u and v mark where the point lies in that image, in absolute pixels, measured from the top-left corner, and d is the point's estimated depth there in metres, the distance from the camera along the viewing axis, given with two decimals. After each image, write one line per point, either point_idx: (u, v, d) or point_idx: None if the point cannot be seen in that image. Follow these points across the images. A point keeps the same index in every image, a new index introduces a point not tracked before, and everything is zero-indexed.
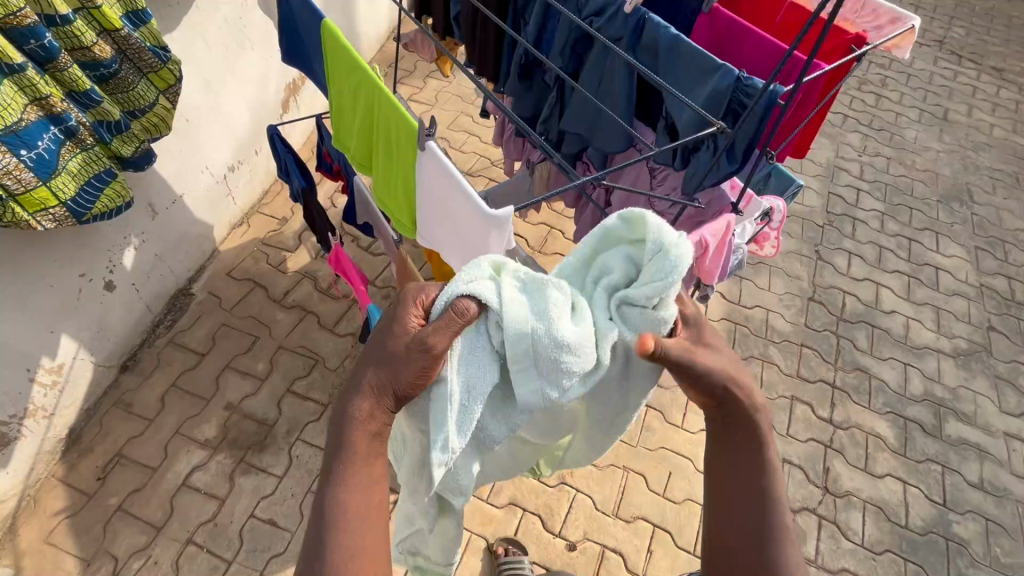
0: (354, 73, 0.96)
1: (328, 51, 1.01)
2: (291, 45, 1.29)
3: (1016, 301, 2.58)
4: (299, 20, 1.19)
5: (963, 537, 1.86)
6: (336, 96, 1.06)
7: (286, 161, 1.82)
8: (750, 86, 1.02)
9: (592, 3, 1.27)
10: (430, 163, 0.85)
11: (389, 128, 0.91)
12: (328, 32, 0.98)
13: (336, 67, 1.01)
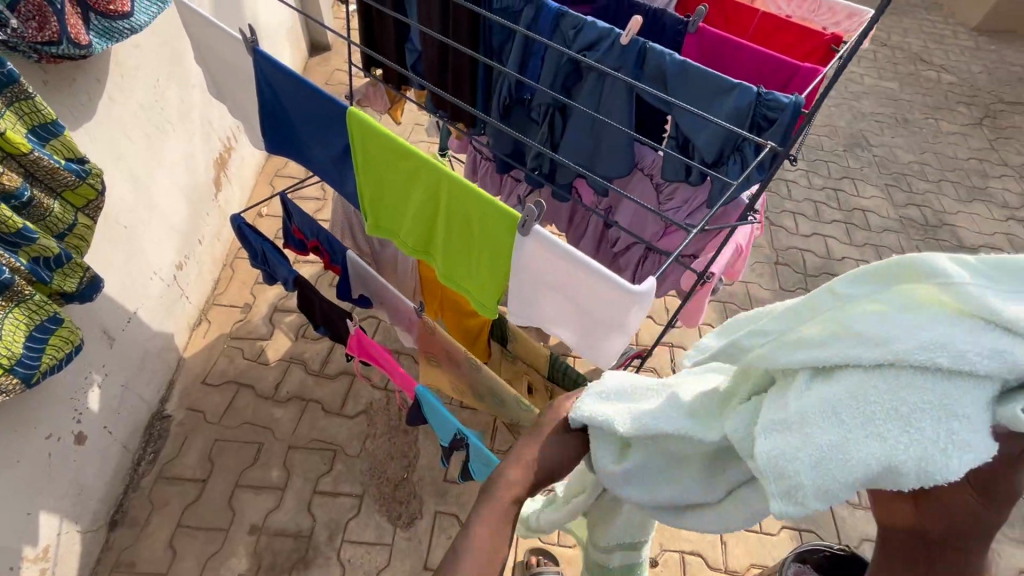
0: (404, 159, 0.89)
1: (360, 141, 0.93)
2: (277, 132, 1.15)
3: (930, 225, 2.95)
4: (287, 102, 1.06)
5: None
6: (374, 183, 0.98)
7: (263, 253, 1.65)
8: (773, 100, 1.08)
9: (581, 38, 1.27)
10: (538, 248, 0.80)
11: (465, 212, 0.87)
12: (360, 123, 0.91)
13: (373, 155, 0.94)
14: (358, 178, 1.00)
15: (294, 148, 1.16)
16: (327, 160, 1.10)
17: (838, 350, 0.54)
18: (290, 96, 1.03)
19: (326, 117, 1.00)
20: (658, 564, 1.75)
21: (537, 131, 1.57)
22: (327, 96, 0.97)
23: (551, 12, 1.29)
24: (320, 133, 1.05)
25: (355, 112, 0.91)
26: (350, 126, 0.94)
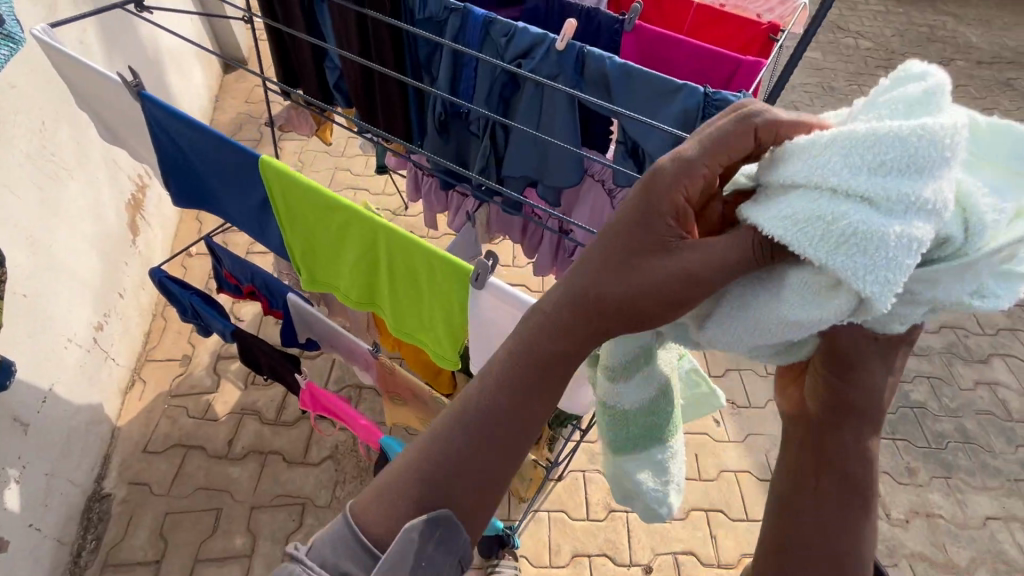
0: (332, 210, 0.79)
1: (281, 194, 0.82)
2: (187, 186, 1.01)
3: None
4: (190, 151, 0.92)
5: (921, 400, 2.16)
6: (302, 237, 0.87)
7: (194, 307, 1.49)
8: (720, 100, 1.03)
9: (514, 46, 1.18)
10: (495, 302, 0.72)
11: (408, 264, 0.77)
12: (279, 175, 0.80)
13: (296, 208, 0.82)
14: (283, 232, 0.89)
15: (207, 199, 1.02)
16: (244, 212, 0.96)
17: (877, 215, 0.47)
18: (193, 146, 0.90)
19: (238, 167, 0.88)
20: (652, 570, 1.72)
21: (478, 145, 1.47)
22: (237, 143, 0.85)
23: (478, 20, 1.19)
24: (233, 184, 0.92)
25: (269, 162, 0.80)
26: (265, 178, 0.82)
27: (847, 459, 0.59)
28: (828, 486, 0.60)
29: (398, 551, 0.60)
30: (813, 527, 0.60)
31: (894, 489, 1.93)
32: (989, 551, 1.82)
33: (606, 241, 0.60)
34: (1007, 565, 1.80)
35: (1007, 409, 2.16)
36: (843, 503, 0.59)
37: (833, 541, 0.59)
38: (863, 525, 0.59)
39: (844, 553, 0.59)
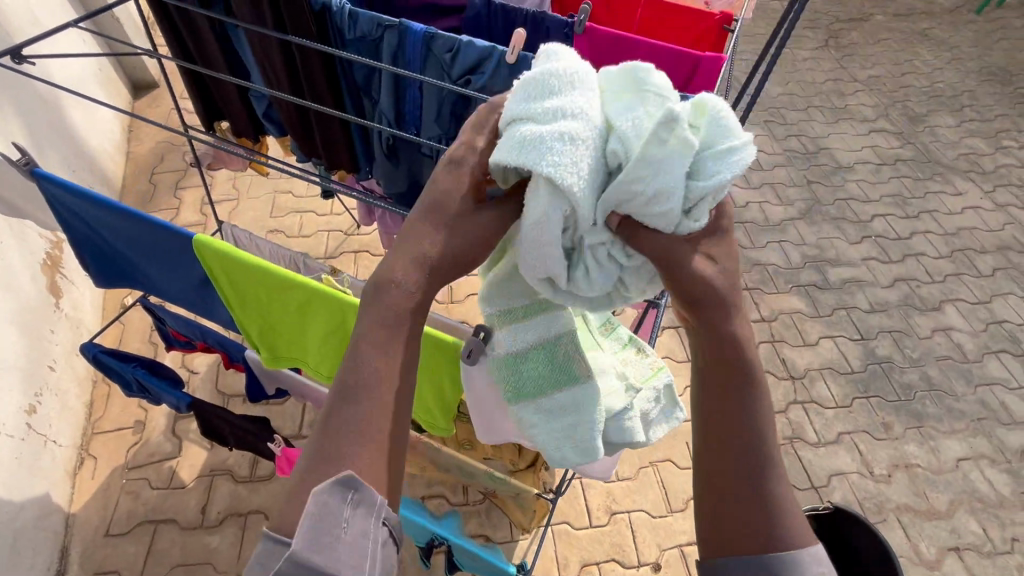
0: (284, 292, 0.70)
1: (222, 273, 0.72)
2: (105, 267, 0.88)
3: (812, 151, 3.09)
4: (106, 226, 0.79)
5: (886, 355, 2.25)
6: (252, 315, 0.78)
7: (139, 381, 1.35)
8: None
9: (460, 63, 1.10)
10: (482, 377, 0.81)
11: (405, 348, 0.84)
12: (215, 254, 0.69)
13: (243, 288, 0.73)
14: (229, 309, 0.79)
15: (133, 274, 0.89)
16: (182, 287, 0.84)
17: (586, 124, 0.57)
18: (110, 228, 0.78)
19: (167, 247, 0.76)
20: (661, 567, 1.72)
21: (432, 166, 1.38)
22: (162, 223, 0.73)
23: (418, 36, 1.09)
24: (164, 261, 0.80)
25: (206, 241, 0.70)
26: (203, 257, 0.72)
27: (724, 358, 0.61)
28: (716, 394, 0.62)
29: (315, 517, 0.50)
30: (717, 439, 0.61)
31: (873, 445, 2.01)
32: (964, 490, 1.92)
33: (416, 230, 0.62)
34: (981, 501, 1.91)
35: (962, 352, 2.29)
36: (733, 397, 0.61)
37: (744, 447, 0.60)
38: (761, 424, 0.61)
39: (751, 452, 0.60)
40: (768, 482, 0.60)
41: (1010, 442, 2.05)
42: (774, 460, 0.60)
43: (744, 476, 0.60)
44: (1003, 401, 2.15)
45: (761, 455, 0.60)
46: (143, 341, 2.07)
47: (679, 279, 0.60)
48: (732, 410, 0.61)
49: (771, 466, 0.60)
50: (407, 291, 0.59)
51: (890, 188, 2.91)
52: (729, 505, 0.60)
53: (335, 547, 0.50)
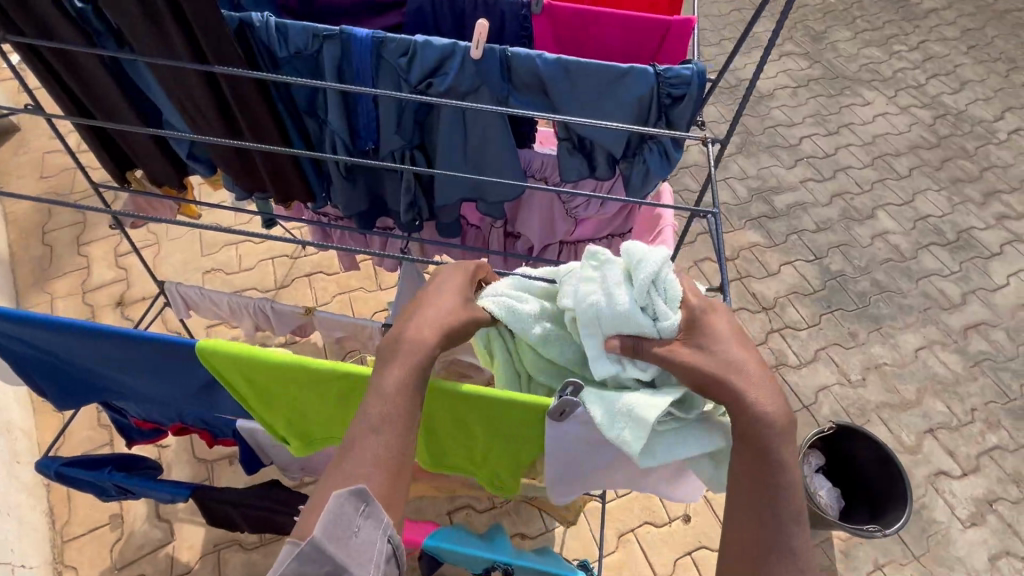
0: (305, 383, 0.69)
1: (246, 372, 0.69)
2: (111, 378, 0.87)
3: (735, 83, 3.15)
4: (92, 348, 0.78)
5: (839, 269, 2.41)
6: (270, 407, 0.76)
7: (120, 485, 1.18)
8: (674, 76, 0.94)
9: (418, 65, 0.98)
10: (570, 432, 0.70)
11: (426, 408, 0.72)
12: (239, 356, 0.67)
13: (259, 385, 0.71)
14: (245, 403, 0.77)
15: (119, 384, 0.89)
16: (177, 390, 0.85)
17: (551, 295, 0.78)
18: (118, 350, 0.77)
19: (165, 358, 0.76)
20: (690, 518, 1.78)
21: (396, 179, 1.25)
22: (157, 335, 0.73)
23: (364, 43, 0.96)
24: (159, 371, 0.80)
25: (210, 345, 0.67)
26: (209, 360, 0.70)
27: (755, 464, 0.66)
28: (747, 492, 0.66)
29: (332, 516, 0.56)
30: (740, 532, 0.67)
31: (846, 356, 2.17)
32: (927, 377, 2.14)
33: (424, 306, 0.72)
34: (941, 383, 2.12)
35: (900, 252, 2.49)
36: (762, 500, 0.65)
37: (767, 548, 0.65)
38: (784, 530, 0.65)
39: (773, 555, 0.64)
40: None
41: (954, 324, 2.28)
42: (798, 566, 0.64)
43: (757, 569, 0.65)
44: (941, 289, 2.38)
45: (782, 559, 0.64)
46: (92, 426, 1.83)
47: (682, 370, 0.69)
48: (761, 511, 0.65)
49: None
50: (425, 344, 0.68)
51: (809, 109, 3.03)
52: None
53: (348, 547, 0.56)
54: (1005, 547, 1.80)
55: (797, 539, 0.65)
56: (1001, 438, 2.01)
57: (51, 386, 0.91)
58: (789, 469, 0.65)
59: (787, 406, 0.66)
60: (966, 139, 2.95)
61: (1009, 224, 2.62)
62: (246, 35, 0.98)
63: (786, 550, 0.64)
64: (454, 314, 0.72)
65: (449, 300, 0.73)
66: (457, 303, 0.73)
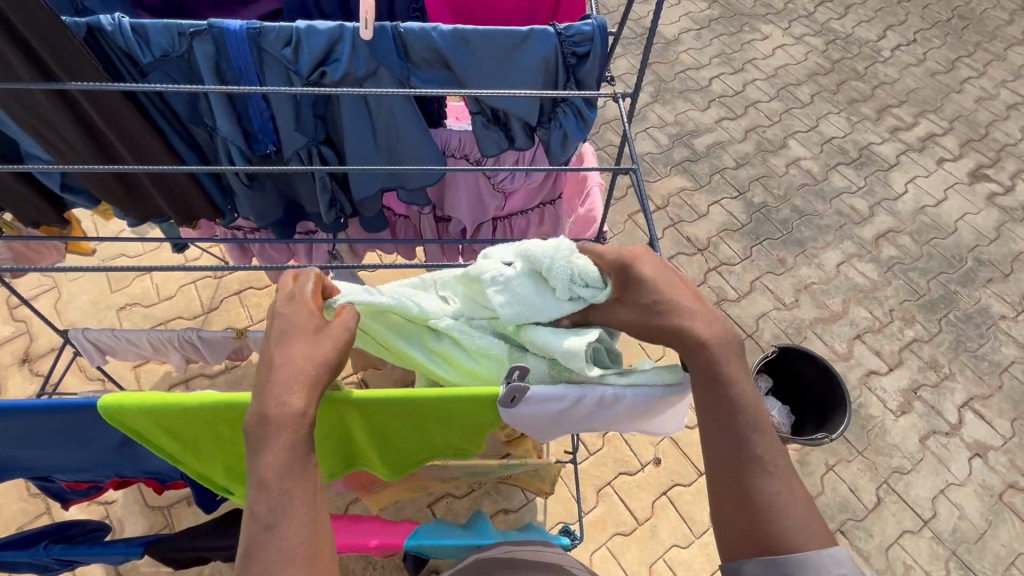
0: (236, 422, 0.64)
1: (160, 423, 0.63)
2: (19, 453, 0.77)
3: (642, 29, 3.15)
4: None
5: (761, 201, 2.53)
6: (206, 452, 0.71)
7: (62, 558, 1.07)
8: (575, 34, 0.92)
9: (307, 53, 0.90)
10: (531, 412, 0.66)
11: (352, 419, 0.67)
12: (145, 410, 0.61)
13: (191, 433, 0.66)
14: (180, 452, 0.72)
15: (30, 459, 0.80)
16: (98, 451, 0.77)
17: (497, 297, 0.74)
18: (14, 426, 0.68)
19: (71, 425, 0.68)
20: (661, 460, 1.87)
21: (307, 179, 1.16)
22: (55, 403, 0.65)
23: (239, 37, 0.87)
24: (73, 438, 0.72)
25: (121, 401, 0.61)
26: (127, 420, 0.63)
27: (707, 388, 0.64)
28: (713, 416, 0.64)
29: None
30: (719, 459, 0.64)
31: (778, 282, 2.30)
32: (850, 288, 2.31)
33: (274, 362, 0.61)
34: (862, 291, 2.31)
35: (813, 175, 2.64)
36: (725, 419, 0.64)
37: (738, 465, 0.63)
38: (747, 440, 0.63)
39: (751, 472, 0.63)
40: (767, 496, 0.62)
41: (867, 236, 2.47)
42: (768, 472, 0.63)
43: (741, 487, 0.63)
44: (852, 205, 2.56)
45: (755, 470, 0.63)
46: (23, 497, 1.67)
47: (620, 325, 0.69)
48: (725, 430, 0.64)
49: (765, 481, 0.62)
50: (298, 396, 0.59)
51: (714, 49, 3.10)
52: (728, 515, 0.64)
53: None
54: (931, 427, 2.01)
55: (760, 446, 0.63)
56: (917, 331, 2.22)
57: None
58: (737, 382, 0.64)
59: (723, 327, 0.65)
60: (856, 61, 3.13)
61: (901, 135, 2.83)
62: (101, 43, 0.87)
63: (755, 459, 0.63)
64: (306, 359, 0.61)
65: (311, 343, 0.63)
66: (312, 343, 0.63)
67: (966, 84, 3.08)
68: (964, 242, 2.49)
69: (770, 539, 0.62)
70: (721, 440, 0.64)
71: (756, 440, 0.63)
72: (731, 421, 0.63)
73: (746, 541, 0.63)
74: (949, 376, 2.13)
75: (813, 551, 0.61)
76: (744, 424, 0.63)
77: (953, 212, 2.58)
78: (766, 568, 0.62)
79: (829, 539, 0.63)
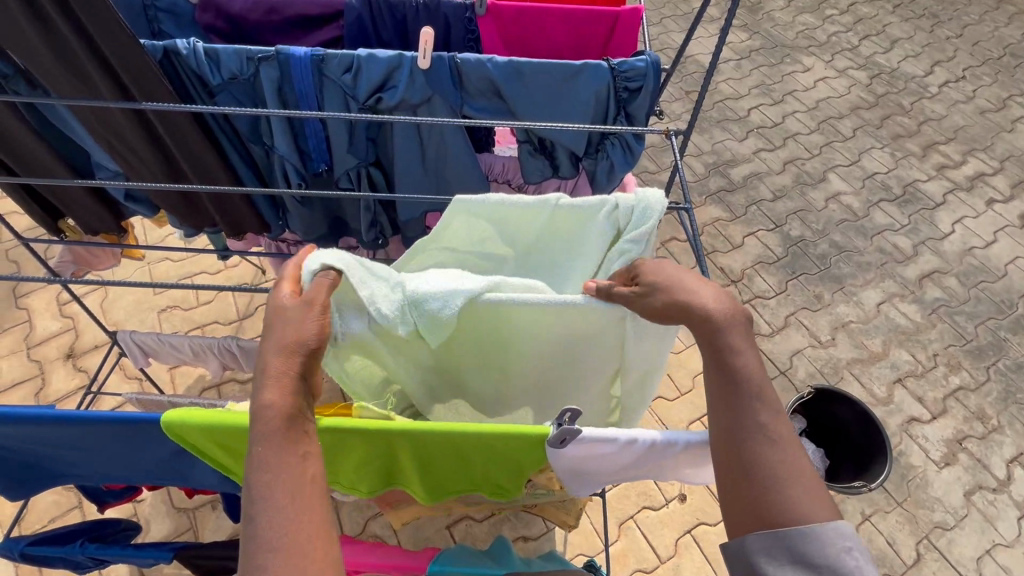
0: None
1: (212, 439, 0.65)
2: (70, 458, 0.80)
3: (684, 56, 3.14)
4: (35, 435, 0.71)
5: (797, 234, 2.48)
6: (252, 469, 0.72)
7: (95, 557, 1.09)
8: (628, 70, 0.93)
9: (366, 79, 0.92)
10: (579, 454, 0.63)
11: (399, 448, 0.67)
12: (200, 428, 0.62)
13: (239, 452, 0.67)
14: (224, 468, 0.73)
15: (77, 462, 0.82)
16: (145, 462, 0.79)
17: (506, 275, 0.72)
18: (74, 434, 0.70)
19: (123, 435, 0.70)
20: (686, 497, 1.81)
21: (353, 199, 1.19)
22: (116, 416, 0.67)
23: (304, 62, 0.91)
24: (124, 449, 0.74)
25: (180, 417, 0.62)
26: (180, 434, 0.65)
27: (713, 356, 0.62)
28: (715, 377, 0.62)
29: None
30: (719, 425, 0.61)
31: (814, 318, 2.24)
32: (890, 329, 2.23)
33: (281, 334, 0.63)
34: (905, 333, 2.22)
35: (853, 211, 2.58)
36: (729, 379, 0.61)
37: (737, 433, 0.59)
38: (748, 411, 0.60)
39: (751, 440, 0.59)
40: (763, 463, 0.58)
41: (909, 275, 2.39)
42: (773, 441, 0.59)
43: (738, 454, 0.59)
44: (894, 243, 2.48)
45: (754, 440, 0.59)
46: (57, 491, 1.72)
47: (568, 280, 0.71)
48: (726, 393, 0.61)
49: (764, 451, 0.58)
50: None
51: (754, 80, 3.07)
52: (731, 486, 0.60)
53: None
54: (977, 482, 1.91)
55: (762, 415, 0.60)
56: (962, 379, 2.13)
57: (2, 477, 0.83)
58: (742, 352, 0.62)
59: (728, 297, 0.64)
60: (902, 96, 3.06)
61: (949, 174, 2.75)
62: (175, 64, 0.91)
63: (755, 430, 0.59)
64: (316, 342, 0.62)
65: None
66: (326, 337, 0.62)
67: (1018, 124, 2.98)
68: (1015, 287, 2.39)
69: (771, 512, 0.57)
70: (720, 402, 0.61)
71: (766, 403, 0.60)
72: (740, 378, 0.61)
73: (753, 512, 0.58)
74: (997, 428, 2.02)
75: (819, 524, 0.57)
76: (752, 380, 0.61)
77: (1003, 255, 2.48)
78: (768, 543, 0.58)
79: (833, 513, 0.58)
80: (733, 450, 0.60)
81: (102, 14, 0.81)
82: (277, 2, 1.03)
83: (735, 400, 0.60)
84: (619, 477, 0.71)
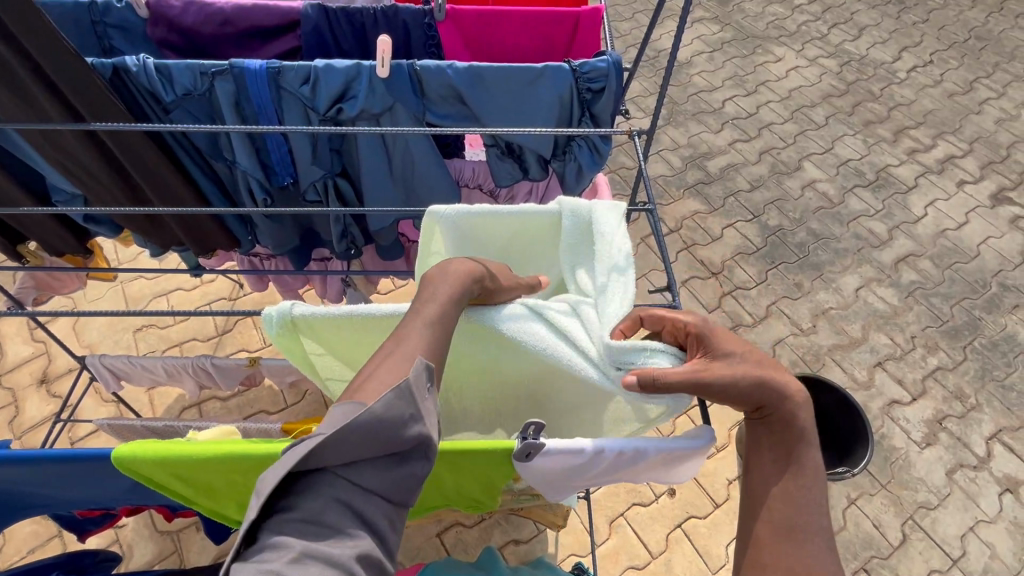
0: (248, 474, 0.63)
1: (171, 472, 0.63)
2: (34, 494, 0.77)
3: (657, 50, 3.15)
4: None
5: (774, 224, 2.51)
6: (217, 498, 0.71)
7: None
8: (590, 70, 0.92)
9: (326, 89, 0.90)
10: (554, 464, 0.62)
11: None
12: (157, 463, 0.61)
13: (200, 482, 0.66)
14: (187, 498, 0.72)
15: (43, 497, 0.79)
16: (113, 494, 0.77)
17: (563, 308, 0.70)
18: (34, 471, 0.68)
19: (85, 469, 0.68)
20: (674, 491, 1.82)
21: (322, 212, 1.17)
22: (77, 450, 0.65)
23: (259, 75, 0.89)
24: (91, 483, 0.72)
25: (134, 453, 0.61)
26: (135, 469, 0.63)
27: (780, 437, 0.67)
28: (774, 463, 0.67)
29: (377, 420, 0.49)
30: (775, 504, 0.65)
31: (795, 307, 2.26)
32: (869, 314, 2.26)
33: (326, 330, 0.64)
34: (883, 316, 2.25)
35: (829, 199, 2.61)
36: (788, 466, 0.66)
37: (748, 512, 0.67)
38: (802, 509, 0.65)
39: (801, 534, 0.64)
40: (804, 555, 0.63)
41: (885, 260, 2.42)
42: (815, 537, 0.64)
43: (780, 534, 0.64)
44: (870, 229, 2.52)
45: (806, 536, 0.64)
46: (35, 520, 1.67)
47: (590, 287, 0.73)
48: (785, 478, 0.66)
49: (776, 522, 0.65)
50: None
51: (727, 72, 3.09)
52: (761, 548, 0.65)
53: (394, 478, 0.51)
54: (958, 460, 1.94)
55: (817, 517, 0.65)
56: (940, 360, 2.16)
57: None
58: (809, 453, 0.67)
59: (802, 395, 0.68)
60: (872, 82, 3.10)
61: (920, 157, 2.79)
62: (126, 82, 0.89)
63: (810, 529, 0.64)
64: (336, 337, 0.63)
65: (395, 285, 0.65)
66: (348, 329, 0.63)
67: (985, 106, 3.04)
68: (988, 267, 2.43)
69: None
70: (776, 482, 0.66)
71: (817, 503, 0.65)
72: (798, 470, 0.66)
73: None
74: (975, 407, 2.06)
75: None
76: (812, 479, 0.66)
77: (975, 236, 2.53)
78: None
79: None
80: (774, 525, 0.65)
81: (45, 36, 0.78)
82: (231, 13, 1.00)
83: (792, 481, 0.65)
84: (593, 482, 0.70)
